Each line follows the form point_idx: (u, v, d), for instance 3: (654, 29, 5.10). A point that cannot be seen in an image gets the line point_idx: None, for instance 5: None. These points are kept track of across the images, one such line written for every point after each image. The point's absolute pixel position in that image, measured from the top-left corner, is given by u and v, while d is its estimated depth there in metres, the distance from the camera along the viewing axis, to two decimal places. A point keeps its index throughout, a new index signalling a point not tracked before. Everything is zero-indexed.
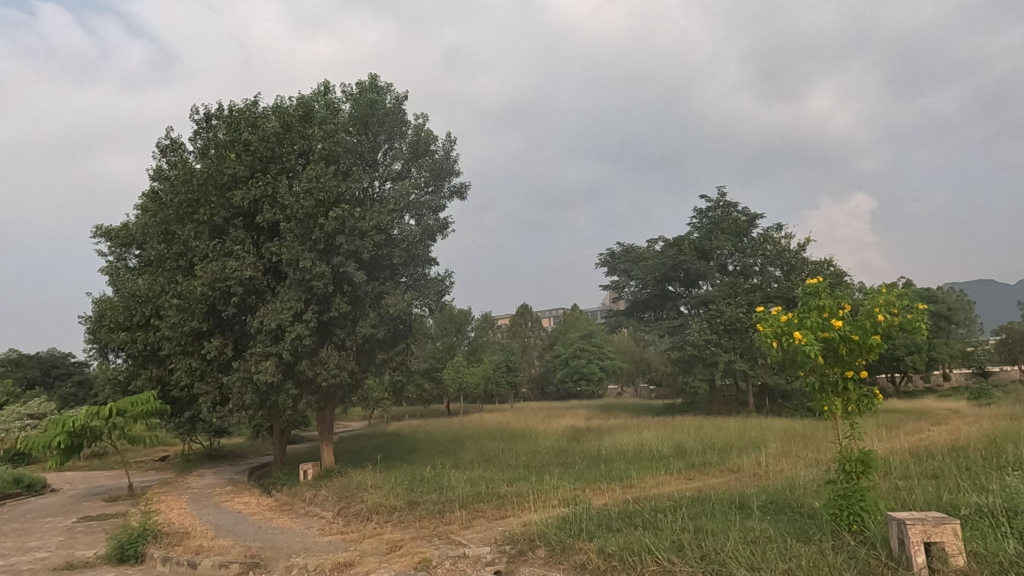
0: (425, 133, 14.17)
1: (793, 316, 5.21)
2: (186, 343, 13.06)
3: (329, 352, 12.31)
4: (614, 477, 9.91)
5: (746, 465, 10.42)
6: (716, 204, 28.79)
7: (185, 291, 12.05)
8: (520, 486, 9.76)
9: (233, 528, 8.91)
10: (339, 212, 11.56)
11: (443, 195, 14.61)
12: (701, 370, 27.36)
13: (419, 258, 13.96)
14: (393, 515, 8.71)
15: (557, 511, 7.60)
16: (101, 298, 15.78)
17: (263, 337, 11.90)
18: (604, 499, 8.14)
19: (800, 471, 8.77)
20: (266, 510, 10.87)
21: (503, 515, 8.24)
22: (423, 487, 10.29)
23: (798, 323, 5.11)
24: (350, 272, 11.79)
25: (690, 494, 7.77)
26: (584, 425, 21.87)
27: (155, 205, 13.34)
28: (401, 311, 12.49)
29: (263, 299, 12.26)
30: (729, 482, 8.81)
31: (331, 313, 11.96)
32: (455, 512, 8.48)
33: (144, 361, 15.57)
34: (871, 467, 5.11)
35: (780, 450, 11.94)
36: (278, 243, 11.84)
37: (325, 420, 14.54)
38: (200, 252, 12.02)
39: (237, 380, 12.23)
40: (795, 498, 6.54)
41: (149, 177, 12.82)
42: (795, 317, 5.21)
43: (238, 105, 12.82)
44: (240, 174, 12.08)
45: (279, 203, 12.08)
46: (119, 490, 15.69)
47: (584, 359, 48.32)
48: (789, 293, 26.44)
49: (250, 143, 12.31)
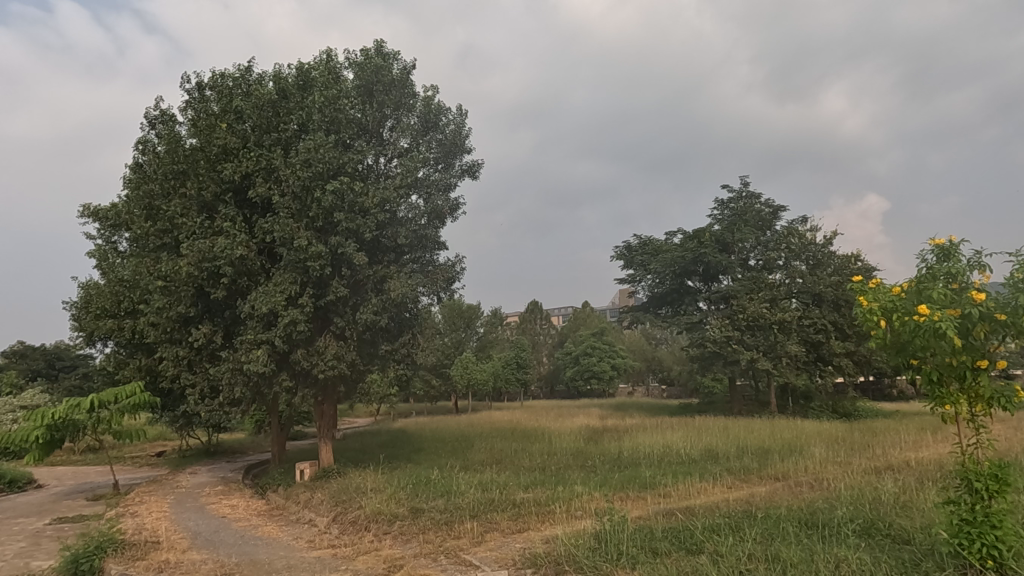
0: (436, 106, 13.04)
1: (907, 288, 4.25)
2: (173, 330, 12.03)
3: (327, 341, 11.21)
4: (646, 485, 8.80)
5: (790, 473, 9.29)
6: (739, 194, 27.44)
7: (171, 272, 10.99)
8: (538, 493, 8.64)
9: (211, 538, 7.81)
10: (338, 184, 10.45)
11: (454, 174, 13.51)
12: (721, 368, 26.15)
13: (428, 241, 12.85)
14: (394, 525, 7.63)
15: (586, 526, 6.50)
16: (87, 282, 14.76)
17: (254, 322, 10.83)
18: (638, 512, 7.01)
19: (864, 481, 7.60)
20: (254, 514, 9.77)
21: (521, 528, 7.08)
22: (429, 491, 9.19)
23: (916, 299, 4.13)
24: (350, 252, 10.67)
25: (744, 508, 6.61)
26: (600, 424, 20.72)
27: (142, 179, 12.25)
28: (405, 297, 11.34)
29: (256, 282, 11.18)
30: (777, 493, 7.72)
31: (327, 297, 10.86)
32: (465, 523, 7.35)
33: (133, 351, 14.54)
34: (1010, 485, 3.93)
35: (824, 455, 10.78)
36: (270, 219, 10.76)
37: (325, 415, 13.40)
38: (186, 229, 10.92)
39: (226, 371, 11.22)
40: (887, 519, 5.37)
41: (136, 148, 11.71)
42: (909, 289, 4.25)
43: (230, 71, 11.71)
44: (230, 145, 10.93)
45: (273, 177, 10.97)
46: (103, 488, 14.65)
47: (595, 357, 47.13)
48: (814, 289, 25.16)
49: (243, 110, 11.20)
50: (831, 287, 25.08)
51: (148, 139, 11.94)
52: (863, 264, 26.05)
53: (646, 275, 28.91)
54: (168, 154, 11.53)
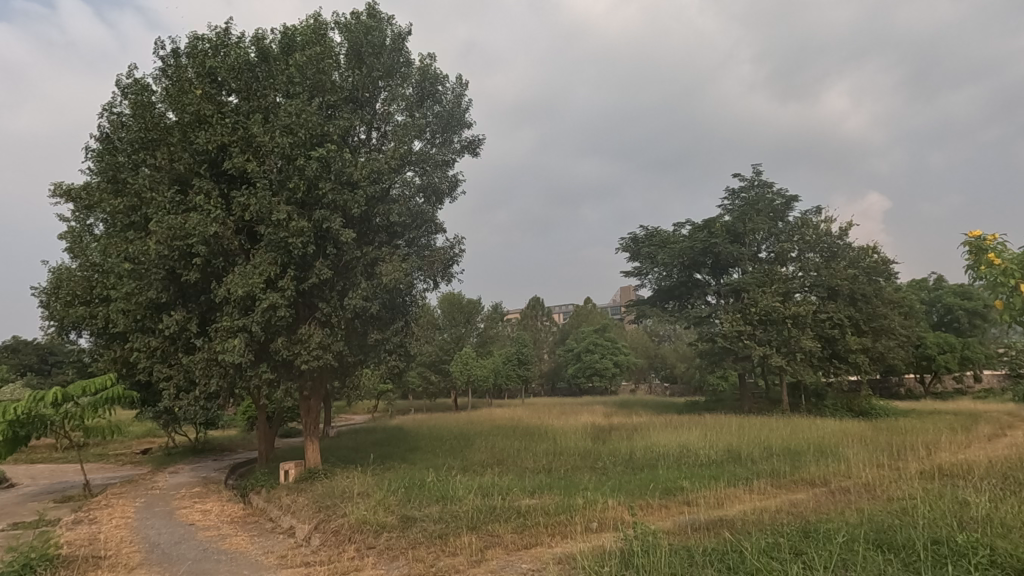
0: (432, 73, 12.01)
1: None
2: (144, 317, 11.00)
3: (311, 328, 10.18)
4: (666, 491, 7.82)
5: (828, 478, 8.30)
6: (751, 183, 26.34)
7: (140, 253, 9.96)
8: (546, 500, 7.64)
9: (171, 552, 6.78)
10: (322, 151, 9.54)
11: (452, 149, 12.47)
12: (732, 364, 25.10)
13: (423, 220, 11.81)
14: (381, 537, 6.59)
15: (607, 543, 5.51)
16: (58, 267, 13.68)
17: (230, 307, 9.85)
18: (667, 525, 6.05)
19: (921, 489, 6.63)
20: (226, 521, 8.72)
21: (529, 545, 6.04)
22: (423, 496, 8.20)
23: None
24: (336, 228, 9.75)
25: (794, 522, 5.58)
26: (605, 422, 19.68)
27: (110, 151, 11.15)
28: (397, 281, 10.27)
29: (234, 263, 10.20)
30: (823, 501, 6.74)
31: (311, 279, 9.91)
32: (461, 537, 6.31)
33: (109, 340, 13.49)
34: None
35: (861, 456, 9.81)
36: (247, 193, 9.78)
37: (311, 411, 12.33)
38: (155, 205, 9.87)
39: (201, 361, 10.24)
40: (984, 540, 4.32)
41: (101, 115, 10.59)
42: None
43: (207, 30, 10.60)
44: (204, 111, 9.87)
45: (253, 147, 9.96)
46: (74, 489, 13.57)
47: (597, 354, 46.00)
48: (829, 281, 24.03)
49: (219, 72, 10.15)
50: (847, 280, 24.02)
51: (115, 106, 10.82)
52: (881, 256, 24.98)
53: (652, 267, 27.84)
54: (137, 122, 10.44)
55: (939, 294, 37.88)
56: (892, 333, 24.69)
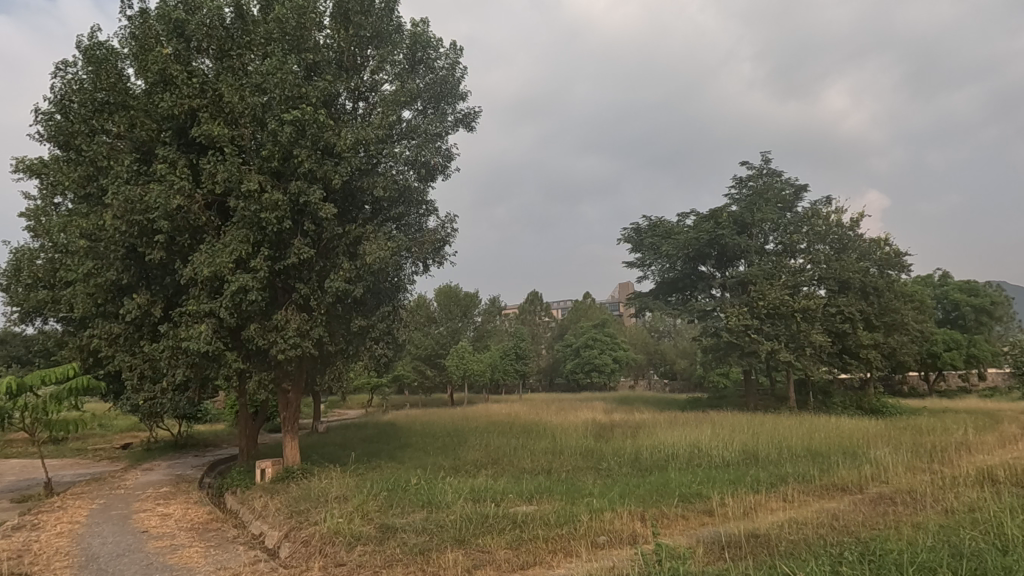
0: (425, 38, 11.01)
1: None
2: (104, 301, 10.01)
3: (287, 314, 9.22)
4: (683, 498, 6.86)
5: (863, 484, 7.34)
6: (759, 172, 25.44)
7: (96, 228, 8.95)
8: (546, 507, 6.68)
9: (109, 568, 5.79)
10: (297, 113, 8.49)
11: (445, 121, 11.49)
12: (737, 359, 24.11)
13: (412, 198, 10.83)
14: (352, 551, 5.63)
15: (620, 565, 4.58)
16: (21, 248, 12.70)
17: (197, 289, 8.87)
18: (690, 542, 5.09)
19: (984, 500, 5.65)
20: (188, 527, 7.78)
21: (525, 567, 5.02)
22: (408, 501, 7.26)
23: None
24: (314, 201, 8.77)
25: (848, 541, 4.62)
26: (608, 420, 18.56)
27: (68, 118, 10.11)
28: (383, 263, 9.28)
29: (202, 240, 9.20)
30: (870, 513, 5.80)
31: (287, 260, 8.94)
32: (446, 554, 5.33)
33: (75, 327, 12.51)
34: None
35: (895, 459, 8.82)
36: (214, 160, 8.74)
37: (291, 405, 11.34)
38: (112, 175, 8.86)
39: (166, 351, 9.25)
40: None
41: (55, 77, 9.53)
42: None
43: None
44: (168, 69, 8.83)
45: (224, 112, 8.95)
46: (37, 488, 12.62)
47: (595, 350, 44.90)
48: (840, 274, 23.05)
49: (188, 28, 9.12)
50: (859, 272, 22.98)
51: (74, 67, 9.80)
52: (893, 248, 24.00)
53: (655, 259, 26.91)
54: (96, 84, 9.40)
55: (946, 290, 36.77)
56: (904, 329, 23.78)
